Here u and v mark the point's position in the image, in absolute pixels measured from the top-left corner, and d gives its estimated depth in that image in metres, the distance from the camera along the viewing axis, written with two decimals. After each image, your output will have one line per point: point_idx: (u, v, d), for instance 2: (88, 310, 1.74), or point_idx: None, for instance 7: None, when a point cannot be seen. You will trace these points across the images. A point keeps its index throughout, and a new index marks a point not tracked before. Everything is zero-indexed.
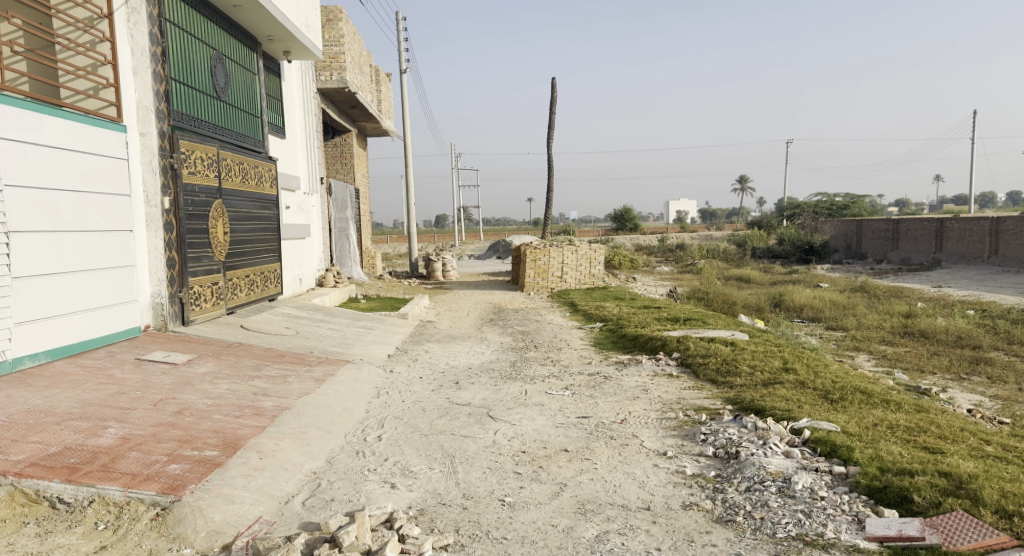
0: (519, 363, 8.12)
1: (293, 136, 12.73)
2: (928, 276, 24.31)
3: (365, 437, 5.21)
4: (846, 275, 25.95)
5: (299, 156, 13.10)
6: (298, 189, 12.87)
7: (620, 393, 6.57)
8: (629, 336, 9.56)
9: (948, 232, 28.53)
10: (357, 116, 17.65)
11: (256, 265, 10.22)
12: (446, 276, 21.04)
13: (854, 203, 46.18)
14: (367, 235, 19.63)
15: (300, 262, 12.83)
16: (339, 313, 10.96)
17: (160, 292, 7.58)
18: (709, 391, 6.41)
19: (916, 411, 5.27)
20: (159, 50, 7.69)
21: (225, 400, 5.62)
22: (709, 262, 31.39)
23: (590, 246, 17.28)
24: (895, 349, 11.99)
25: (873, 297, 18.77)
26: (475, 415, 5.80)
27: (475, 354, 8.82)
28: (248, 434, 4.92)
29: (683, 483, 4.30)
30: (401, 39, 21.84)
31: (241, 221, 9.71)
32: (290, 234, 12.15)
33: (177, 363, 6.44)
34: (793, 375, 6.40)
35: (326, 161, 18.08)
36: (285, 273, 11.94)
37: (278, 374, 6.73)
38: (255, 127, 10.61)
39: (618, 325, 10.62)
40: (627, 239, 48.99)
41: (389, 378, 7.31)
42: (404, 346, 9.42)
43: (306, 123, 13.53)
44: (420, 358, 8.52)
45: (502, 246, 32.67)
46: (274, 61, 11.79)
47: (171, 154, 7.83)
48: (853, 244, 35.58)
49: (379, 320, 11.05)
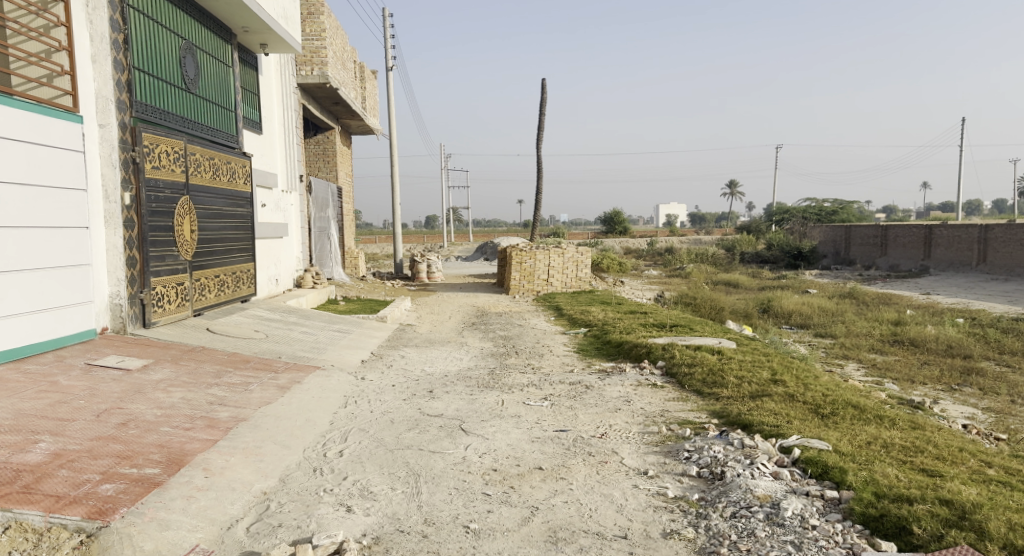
0: (497, 370, 7.78)
1: (270, 132, 12.34)
2: (916, 283, 24.22)
3: (325, 452, 4.85)
4: (835, 281, 25.85)
5: (277, 153, 12.71)
6: (275, 186, 12.48)
7: (601, 404, 6.24)
8: (614, 342, 9.25)
9: (936, 240, 28.54)
10: (340, 114, 17.26)
11: (226, 265, 9.83)
12: (431, 278, 20.68)
13: (842, 209, 46.31)
14: (349, 234, 19.23)
15: (276, 261, 12.44)
16: (314, 315, 10.57)
17: (119, 292, 7.18)
18: (694, 403, 6.10)
19: (912, 428, 4.97)
20: (120, 38, 7.30)
21: (177, 410, 5.25)
22: (697, 266, 31.27)
23: (577, 249, 16.96)
24: (885, 358, 11.78)
25: (862, 304, 18.59)
26: (446, 428, 5.46)
27: (453, 360, 8.47)
28: (196, 449, 4.55)
29: (664, 507, 3.97)
30: (388, 35, 21.49)
31: (210, 218, 9.32)
32: (265, 233, 11.76)
33: (131, 368, 6.06)
34: (782, 386, 6.09)
35: (308, 159, 17.68)
36: (259, 273, 11.55)
37: (240, 381, 6.36)
38: (228, 122, 10.23)
39: (603, 331, 10.30)
40: (616, 241, 48.80)
41: (360, 386, 6.95)
42: (379, 351, 9.05)
43: (285, 119, 13.14)
44: (395, 364, 8.17)
45: (490, 248, 32.45)
46: (250, 54, 11.38)
47: (133, 147, 7.44)
48: (841, 249, 35.60)
49: (355, 323, 10.68)
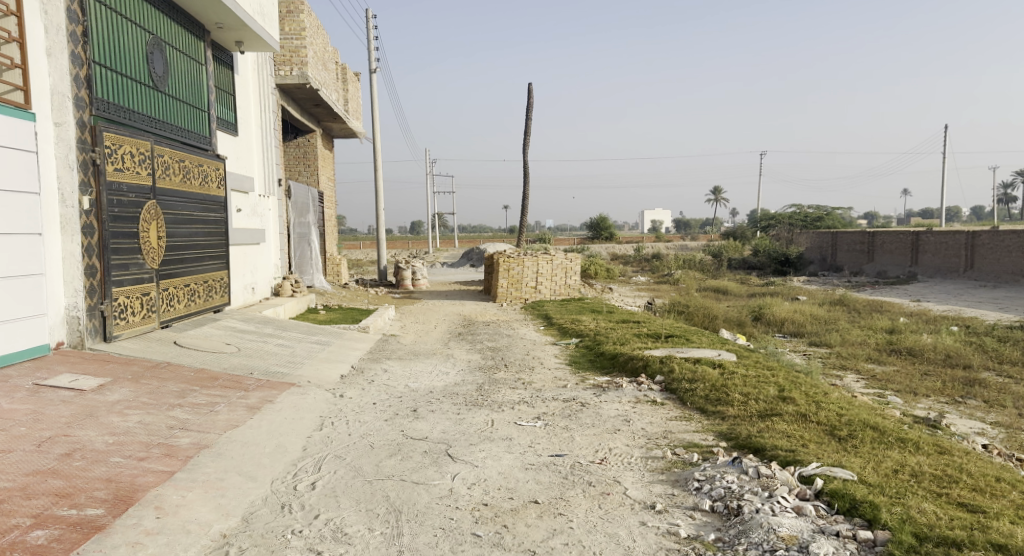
0: (485, 385, 7.32)
1: (246, 133, 11.81)
2: (905, 290, 24.07)
3: (296, 484, 4.36)
4: (824, 287, 25.68)
5: (254, 155, 12.18)
6: (251, 190, 11.94)
7: (598, 424, 5.78)
8: (607, 354, 8.82)
9: (923, 246, 28.50)
10: (322, 116, 16.75)
11: (197, 274, 9.28)
12: (415, 285, 20.17)
13: (827, 215, 46.41)
14: (331, 241, 18.68)
15: (252, 269, 11.88)
16: (291, 325, 10.04)
17: (76, 304, 6.63)
18: (698, 423, 5.67)
19: (939, 454, 4.56)
20: (79, 30, 6.78)
21: (131, 436, 4.72)
22: (685, 273, 31.04)
23: (565, 256, 16.54)
24: (883, 368, 11.47)
25: (854, 311, 18.33)
26: (431, 454, 4.98)
27: (438, 374, 7.99)
28: (148, 484, 4.04)
29: (678, 549, 3.53)
30: (371, 37, 21.03)
31: (179, 224, 8.78)
32: (240, 240, 11.21)
33: (84, 388, 5.51)
34: (792, 404, 5.67)
35: (288, 163, 17.14)
36: (233, 281, 10.99)
37: (205, 401, 5.83)
38: (200, 123, 9.71)
39: (595, 342, 9.86)
40: (602, 247, 48.50)
41: (337, 405, 6.45)
42: (360, 364, 8.54)
43: (263, 120, 12.62)
44: (377, 380, 7.67)
45: (476, 254, 32.02)
46: (225, 52, 10.86)
47: (92, 148, 6.91)
48: (828, 255, 35.54)
49: (335, 334, 10.15)
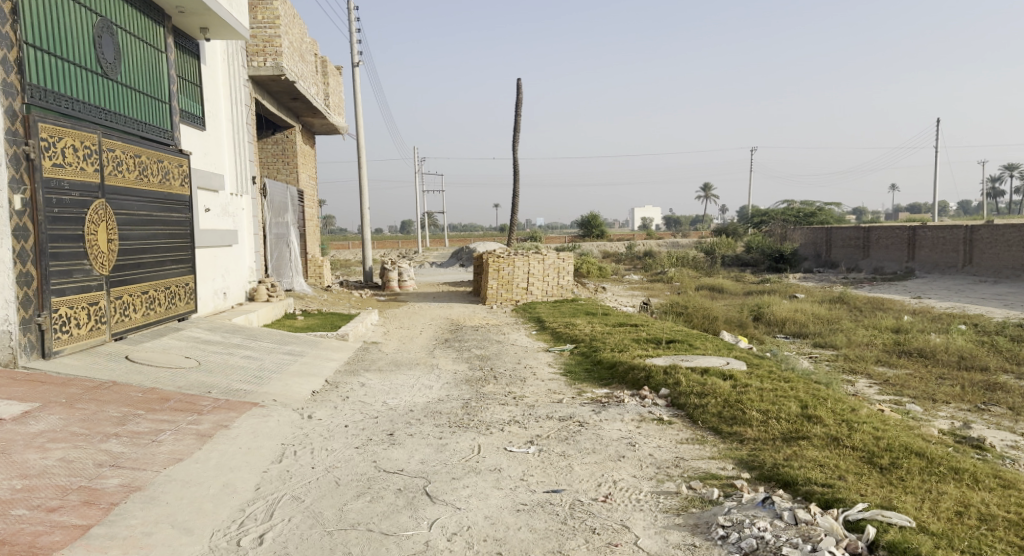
0: (471, 402, 6.58)
1: (214, 128, 11.02)
2: (904, 286, 23.55)
3: (240, 538, 3.63)
4: (821, 284, 25.15)
5: (223, 151, 11.38)
6: (220, 189, 11.15)
7: (600, 449, 5.06)
8: (605, 363, 8.12)
9: (920, 241, 28.04)
10: (300, 111, 15.96)
11: (156, 280, 8.49)
12: (402, 286, 19.42)
13: (820, 211, 45.99)
14: (313, 241, 17.88)
15: (221, 273, 11.09)
16: (262, 335, 9.27)
17: (8, 316, 5.84)
18: (714, 448, 4.97)
19: (1005, 489, 3.88)
20: (7, 7, 5.98)
21: (47, 478, 3.95)
22: (679, 271, 30.46)
23: (558, 255, 15.82)
24: (895, 371, 10.82)
25: (856, 310, 17.71)
26: (406, 492, 4.25)
27: (420, 389, 7.24)
28: (52, 546, 3.28)
29: None
30: (354, 29, 20.26)
31: (135, 226, 7.99)
32: (207, 242, 10.42)
33: (4, 417, 4.73)
34: (820, 425, 4.98)
35: (266, 160, 16.33)
36: (200, 287, 10.21)
37: (148, 429, 5.06)
38: (161, 115, 8.93)
39: (592, 349, 9.14)
40: (594, 245, 47.88)
41: (304, 429, 5.70)
42: (335, 378, 7.78)
43: (233, 113, 11.82)
44: (352, 397, 6.92)
45: (465, 254, 31.32)
46: (189, 40, 10.07)
47: (26, 140, 6.12)
48: (822, 251, 35.09)
49: (311, 343, 9.39)
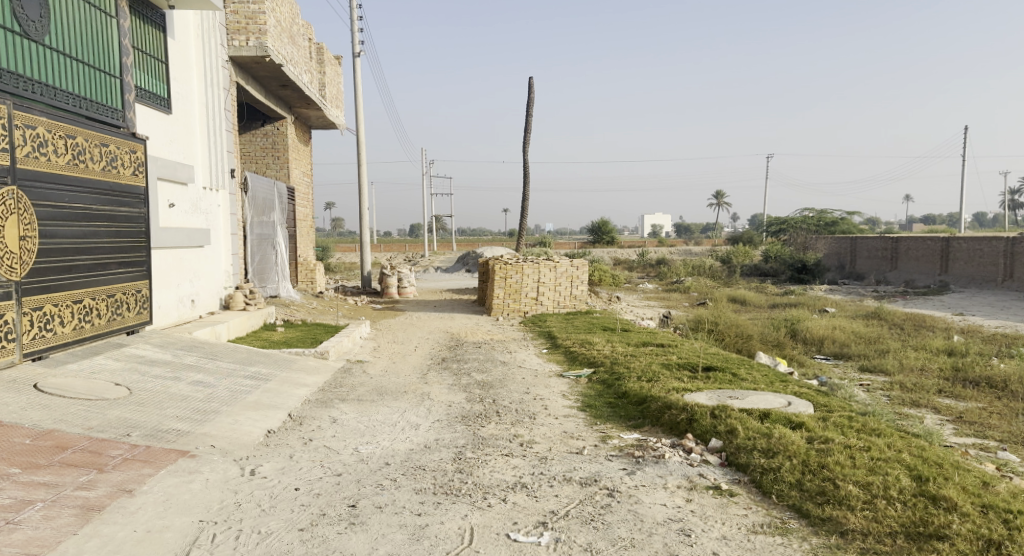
0: (466, 451, 5.12)
1: (181, 112, 9.64)
2: (942, 302, 21.86)
3: None
4: (850, 298, 23.52)
5: (192, 139, 10.01)
6: (187, 182, 9.76)
7: (643, 541, 3.58)
8: (634, 396, 6.64)
9: (953, 253, 26.45)
10: (292, 100, 14.60)
11: (95, 287, 7.11)
12: (401, 293, 18.01)
13: (841, 220, 44.31)
14: (304, 243, 16.51)
15: (187, 277, 9.72)
16: (224, 354, 7.87)
17: None
18: (805, 545, 3.49)
19: None
20: None
21: None
22: (696, 280, 28.91)
23: (571, 262, 14.32)
24: (966, 404, 9.27)
25: (898, 328, 16.11)
26: None
27: (403, 429, 5.78)
28: None
29: None
30: (355, 18, 18.95)
31: (65, 220, 6.61)
32: (168, 242, 9.04)
33: None
34: (962, 517, 3.47)
35: (254, 154, 14.98)
36: (158, 295, 8.84)
37: (11, 500, 3.62)
38: (111, 91, 7.57)
39: (613, 376, 7.65)
40: (606, 251, 46.50)
41: (238, 494, 4.24)
42: (301, 412, 6.35)
43: (206, 97, 10.45)
44: (315, 441, 5.47)
45: (472, 258, 29.91)
46: (151, 9, 8.72)
47: None
48: (847, 262, 33.45)
49: (282, 364, 7.98)
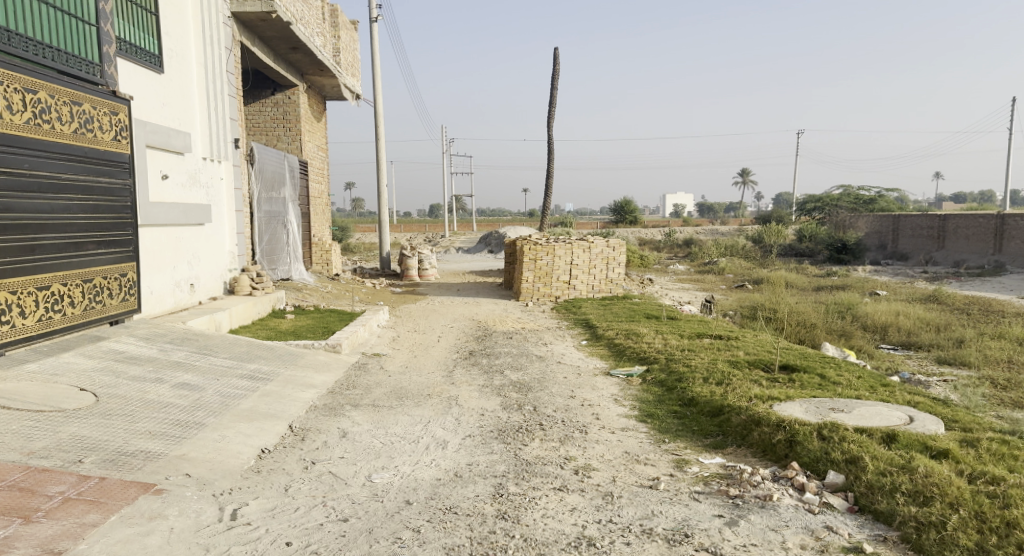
0: (508, 485, 3.99)
1: (173, 72, 8.52)
2: (1002, 284, 20.24)
3: None
4: (900, 279, 21.96)
5: (187, 104, 8.90)
6: (181, 151, 8.67)
7: None
8: (706, 405, 5.46)
9: (1009, 231, 24.68)
10: (304, 66, 13.45)
11: (63, 271, 6.07)
12: (423, 276, 16.91)
13: (879, 197, 42.30)
14: (318, 223, 15.44)
15: (183, 259, 8.69)
16: (220, 349, 6.82)
17: None
18: None
19: None
20: None
21: None
22: (731, 261, 27.45)
23: (607, 243, 13.09)
24: None
25: (964, 313, 14.66)
26: None
27: (427, 449, 4.67)
28: None
29: None
30: None
31: (24, 191, 5.59)
32: (160, 219, 7.98)
33: None
34: None
35: (264, 126, 13.88)
36: (150, 279, 7.83)
37: None
38: (85, 41, 6.53)
39: (672, 377, 6.48)
40: (631, 231, 44.97)
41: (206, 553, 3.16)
42: (305, 423, 5.27)
43: (203, 56, 9.31)
44: (319, 466, 4.37)
45: (495, 239, 28.72)
46: None
47: None
48: (888, 242, 31.72)
49: (286, 360, 6.92)
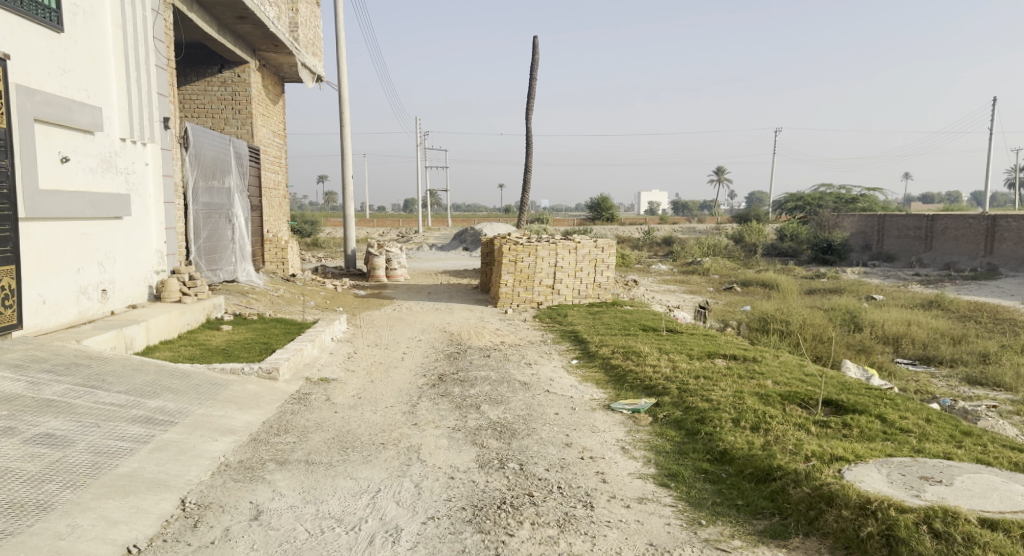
0: None
1: (76, 31, 6.95)
2: (1000, 289, 19.36)
3: None
4: (894, 283, 21.01)
5: (97, 72, 7.33)
6: (88, 129, 7.10)
7: None
8: (746, 464, 4.15)
9: (1000, 233, 23.98)
10: (255, 40, 11.88)
11: None
12: (390, 276, 15.43)
13: (861, 196, 41.73)
14: (273, 218, 13.87)
15: (91, 260, 7.14)
16: (119, 378, 5.31)
17: None
18: None
19: None
20: None
21: None
22: (715, 261, 26.38)
23: (595, 243, 11.73)
24: None
25: (974, 321, 13.62)
26: None
27: (371, 545, 3.26)
28: None
29: None
30: None
31: None
32: (55, 212, 6.43)
33: None
34: None
35: (209, 108, 12.29)
36: (41, 286, 6.30)
37: None
38: None
39: (692, 416, 5.17)
40: (609, 229, 43.81)
41: None
42: (205, 497, 3.82)
43: (120, 16, 7.73)
44: None
45: (469, 235, 27.38)
46: None
47: None
48: (873, 242, 30.96)
49: (204, 392, 5.43)
